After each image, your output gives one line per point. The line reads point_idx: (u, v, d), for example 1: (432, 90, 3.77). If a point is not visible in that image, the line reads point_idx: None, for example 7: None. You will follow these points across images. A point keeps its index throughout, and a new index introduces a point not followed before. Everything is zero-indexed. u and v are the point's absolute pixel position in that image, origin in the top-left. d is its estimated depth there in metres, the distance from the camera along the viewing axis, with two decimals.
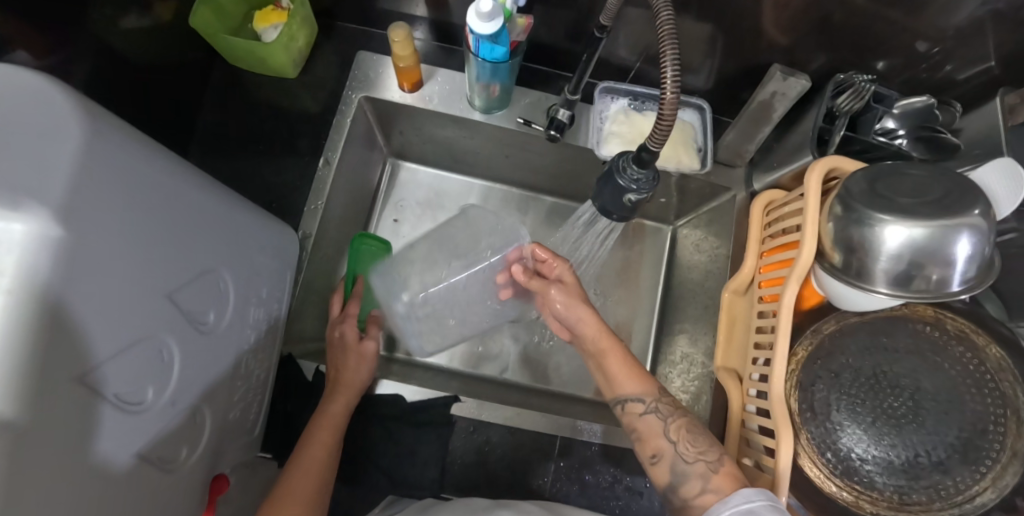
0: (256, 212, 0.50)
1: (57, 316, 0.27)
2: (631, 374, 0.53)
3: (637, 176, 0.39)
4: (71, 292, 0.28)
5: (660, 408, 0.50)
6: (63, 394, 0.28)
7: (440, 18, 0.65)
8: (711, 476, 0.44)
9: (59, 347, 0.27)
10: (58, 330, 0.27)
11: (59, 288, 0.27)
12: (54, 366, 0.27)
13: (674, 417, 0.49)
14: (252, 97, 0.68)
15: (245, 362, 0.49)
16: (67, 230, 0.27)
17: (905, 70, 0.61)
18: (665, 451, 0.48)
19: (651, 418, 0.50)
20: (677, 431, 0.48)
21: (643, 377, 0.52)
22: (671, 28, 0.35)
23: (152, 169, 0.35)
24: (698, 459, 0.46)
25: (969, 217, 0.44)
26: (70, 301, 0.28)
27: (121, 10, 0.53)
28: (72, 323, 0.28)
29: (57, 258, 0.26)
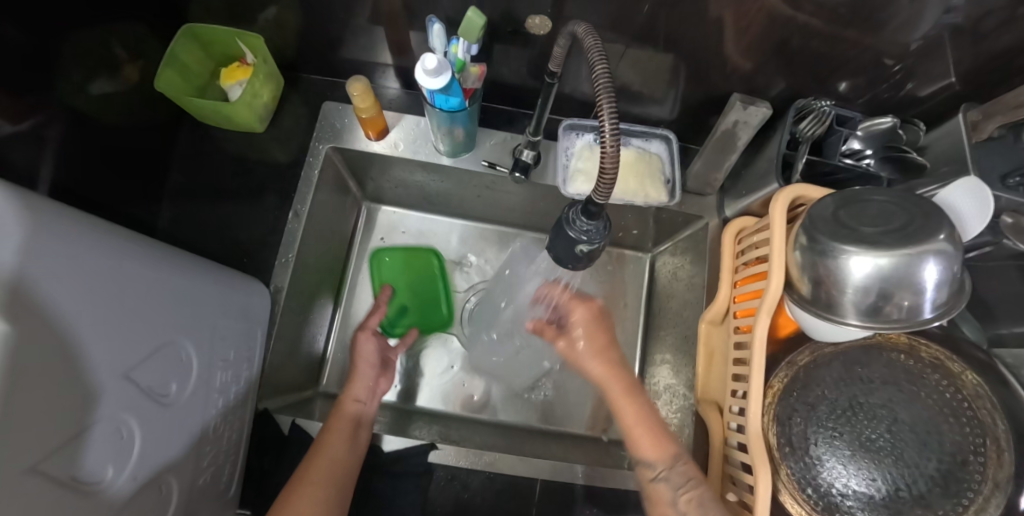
0: (216, 275, 0.51)
1: (12, 412, 0.26)
2: (648, 436, 0.51)
3: (588, 227, 0.40)
4: (26, 384, 0.27)
5: (671, 478, 0.49)
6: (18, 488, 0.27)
7: (404, 64, 0.66)
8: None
9: (14, 441, 0.27)
10: (13, 424, 0.26)
11: (13, 382, 0.26)
12: (8, 461, 0.26)
13: (685, 490, 0.48)
14: (222, 152, 0.69)
15: (213, 425, 0.49)
16: (16, 325, 0.27)
17: (867, 90, 0.61)
18: None
19: (660, 487, 0.49)
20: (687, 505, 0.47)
21: (659, 440, 0.50)
22: (606, 83, 0.35)
23: (99, 252, 0.35)
24: None
25: (934, 242, 0.43)
26: (24, 394, 0.27)
27: (89, 75, 0.54)
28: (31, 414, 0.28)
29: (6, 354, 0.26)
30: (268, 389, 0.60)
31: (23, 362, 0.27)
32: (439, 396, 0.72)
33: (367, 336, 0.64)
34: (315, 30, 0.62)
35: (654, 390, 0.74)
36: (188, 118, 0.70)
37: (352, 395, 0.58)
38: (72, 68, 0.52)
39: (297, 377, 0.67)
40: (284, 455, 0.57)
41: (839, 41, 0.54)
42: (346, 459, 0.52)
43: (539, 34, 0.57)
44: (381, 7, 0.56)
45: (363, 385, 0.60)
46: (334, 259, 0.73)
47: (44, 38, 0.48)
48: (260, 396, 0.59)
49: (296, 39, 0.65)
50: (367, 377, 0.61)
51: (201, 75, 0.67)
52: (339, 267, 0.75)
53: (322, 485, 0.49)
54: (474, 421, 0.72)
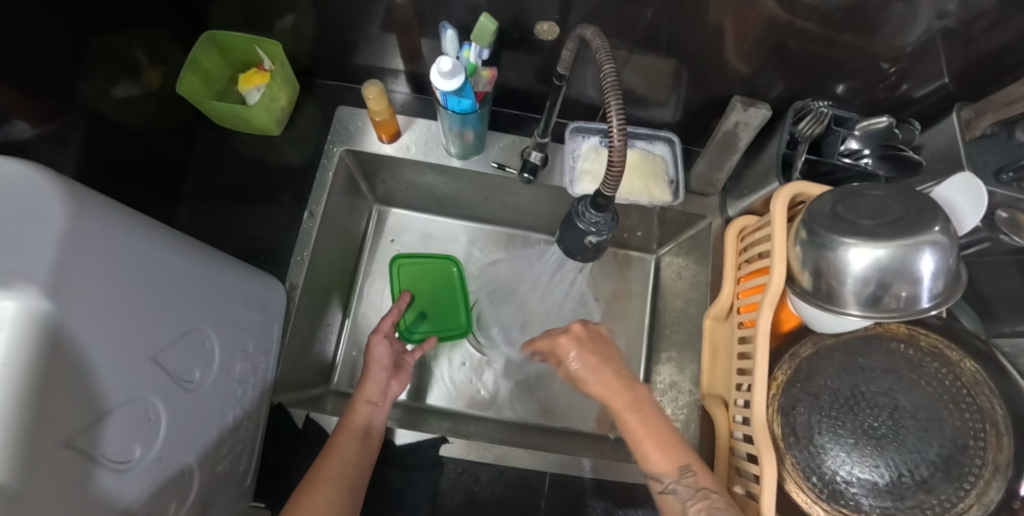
0: (238, 269, 0.53)
1: (48, 385, 0.28)
2: (656, 449, 0.49)
3: (596, 219, 0.41)
4: (62, 360, 0.29)
5: (678, 489, 0.48)
6: (54, 458, 0.29)
7: (416, 70, 0.69)
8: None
9: (51, 413, 0.28)
10: (50, 396, 0.28)
11: (50, 356, 0.28)
12: (46, 432, 0.28)
13: (693, 502, 0.47)
14: (238, 155, 0.72)
15: (231, 416, 0.50)
16: (55, 303, 0.29)
17: (864, 92, 0.63)
18: None
19: (670, 499, 0.48)
20: None
21: (667, 453, 0.49)
22: (613, 82, 0.37)
23: (133, 240, 0.37)
24: None
25: (928, 234, 0.45)
26: (61, 369, 0.29)
27: (113, 80, 0.57)
28: (66, 389, 0.30)
29: (45, 329, 0.28)
30: (282, 385, 0.62)
31: (60, 338, 0.29)
32: (450, 394, 0.74)
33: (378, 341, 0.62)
34: (331, 37, 0.65)
35: (660, 387, 0.75)
36: (206, 123, 0.73)
37: (363, 397, 0.59)
38: (96, 73, 0.54)
39: (309, 373, 0.68)
40: (298, 449, 0.58)
41: (835, 44, 0.56)
42: (356, 460, 0.52)
43: (547, 39, 0.59)
44: (395, 14, 0.58)
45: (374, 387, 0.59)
46: (346, 259, 0.75)
47: (72, 44, 0.51)
48: (275, 390, 0.60)
49: (312, 46, 0.67)
50: (379, 379, 0.60)
51: (219, 80, 0.70)
52: (350, 268, 0.77)
53: (332, 483, 0.50)
54: (483, 418, 0.73)
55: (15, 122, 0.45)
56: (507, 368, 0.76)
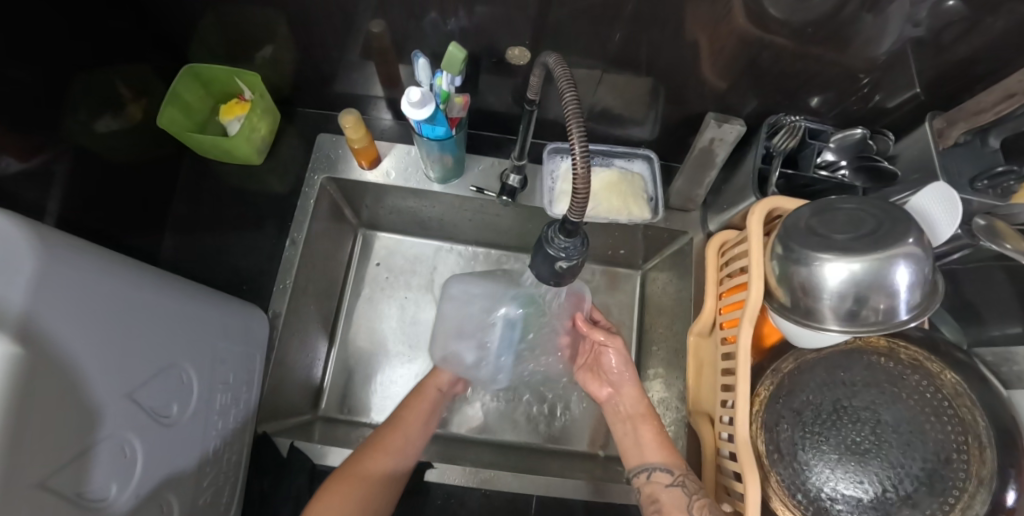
0: (217, 301, 0.53)
1: (24, 427, 0.28)
2: (659, 445, 0.56)
3: (565, 245, 0.42)
4: (35, 401, 0.29)
5: (685, 484, 0.51)
6: (27, 502, 0.29)
7: (395, 95, 0.70)
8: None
9: (25, 456, 0.28)
10: (26, 438, 0.28)
11: (23, 399, 0.28)
12: (20, 476, 0.28)
13: (698, 495, 0.50)
14: (222, 184, 0.72)
15: (213, 448, 0.50)
16: (27, 346, 0.29)
17: (838, 104, 0.64)
18: None
19: (675, 491, 0.51)
20: (699, 508, 0.49)
21: (669, 451, 0.55)
22: (575, 109, 0.38)
23: (106, 279, 0.38)
24: None
25: (902, 246, 0.45)
26: (35, 413, 0.29)
27: (96, 114, 0.58)
28: (40, 432, 0.30)
29: (19, 373, 0.28)
30: (266, 414, 0.61)
31: (33, 381, 0.29)
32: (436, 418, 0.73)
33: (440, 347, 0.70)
34: (310, 65, 0.66)
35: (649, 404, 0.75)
36: (190, 155, 0.74)
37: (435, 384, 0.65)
38: (79, 107, 0.55)
39: (296, 401, 0.68)
40: (281, 479, 0.58)
41: (806, 58, 0.56)
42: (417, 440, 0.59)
43: (520, 64, 0.60)
44: (371, 42, 0.59)
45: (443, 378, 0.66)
46: (331, 285, 0.75)
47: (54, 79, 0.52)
48: (260, 419, 0.60)
49: (292, 75, 0.68)
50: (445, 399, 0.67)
51: (201, 111, 0.71)
52: (337, 293, 0.77)
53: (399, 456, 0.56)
54: (472, 441, 0.72)
55: None
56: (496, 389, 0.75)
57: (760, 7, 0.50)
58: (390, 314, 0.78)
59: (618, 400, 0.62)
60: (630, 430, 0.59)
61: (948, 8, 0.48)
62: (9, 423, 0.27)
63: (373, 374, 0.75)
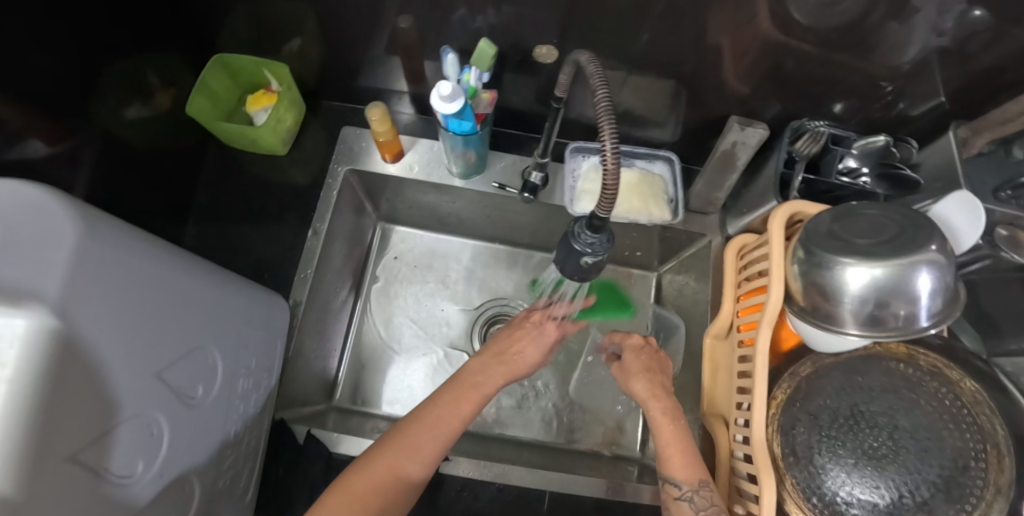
0: (241, 286, 0.54)
1: (59, 399, 0.28)
2: (680, 459, 0.53)
3: (591, 240, 0.42)
4: (70, 375, 0.30)
5: (693, 499, 0.50)
6: (58, 474, 0.29)
7: (419, 91, 0.71)
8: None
9: (60, 427, 0.29)
10: (61, 410, 0.29)
11: (58, 372, 0.28)
12: (53, 447, 0.28)
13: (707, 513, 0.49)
14: (246, 174, 0.74)
15: (234, 432, 0.51)
16: (64, 319, 0.29)
17: (861, 111, 0.63)
18: None
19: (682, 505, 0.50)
20: None
21: (686, 462, 0.52)
22: (606, 107, 0.38)
23: (139, 260, 0.38)
24: None
25: (925, 253, 0.45)
26: (68, 385, 0.29)
27: (124, 101, 0.59)
28: (73, 405, 0.30)
29: (54, 344, 0.28)
30: (284, 401, 0.62)
31: (68, 355, 0.29)
32: None
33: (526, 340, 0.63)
34: (336, 58, 0.66)
35: None
36: (215, 144, 0.75)
37: (484, 383, 0.59)
38: (108, 94, 0.56)
39: (312, 390, 0.69)
40: (298, 466, 0.59)
41: (831, 64, 0.56)
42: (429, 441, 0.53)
43: (546, 62, 0.60)
44: (398, 37, 0.60)
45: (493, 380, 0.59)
46: (350, 276, 0.76)
47: (86, 66, 0.52)
48: (277, 406, 0.61)
49: (318, 69, 0.69)
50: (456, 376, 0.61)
51: (228, 102, 0.72)
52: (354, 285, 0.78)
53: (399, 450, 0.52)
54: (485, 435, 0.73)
55: (27, 140, 0.46)
56: (511, 384, 0.76)
57: (785, 12, 0.50)
58: (405, 308, 0.78)
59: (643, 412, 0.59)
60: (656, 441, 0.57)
61: (974, 18, 0.48)
62: (42, 394, 0.27)
63: (388, 366, 0.76)
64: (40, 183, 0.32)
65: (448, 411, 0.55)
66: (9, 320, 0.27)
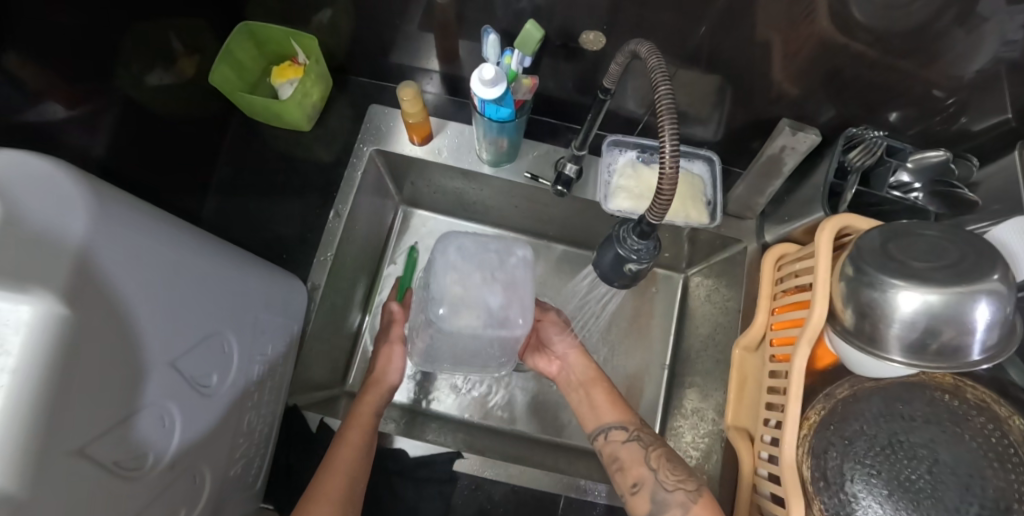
0: (260, 269, 0.52)
1: (63, 390, 0.27)
2: (611, 405, 0.59)
3: (638, 246, 0.40)
4: (79, 365, 0.28)
5: (641, 437, 0.56)
6: (61, 469, 0.27)
7: (452, 71, 0.67)
8: (690, 506, 0.49)
9: (64, 419, 0.27)
10: (65, 401, 0.27)
11: (65, 363, 0.26)
12: (55, 441, 0.27)
13: (653, 447, 0.55)
14: (267, 149, 0.71)
15: (248, 419, 0.49)
16: (73, 306, 0.27)
17: (919, 122, 0.60)
18: (646, 478, 0.52)
19: (632, 446, 0.55)
20: (657, 459, 0.53)
21: (623, 408, 0.59)
22: (668, 103, 0.35)
23: (154, 241, 0.36)
24: (676, 487, 0.51)
25: (987, 282, 0.42)
26: (76, 375, 0.27)
27: (147, 67, 0.56)
28: (78, 397, 0.28)
29: (63, 333, 0.26)
30: (297, 385, 0.61)
31: (77, 344, 0.27)
32: (461, 399, 0.72)
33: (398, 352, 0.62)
34: (367, 32, 0.63)
35: (680, 411, 0.73)
36: (238, 116, 0.72)
37: (370, 407, 0.57)
38: (131, 58, 0.54)
39: (327, 374, 0.67)
40: (310, 453, 0.58)
41: (894, 72, 0.53)
42: (357, 476, 0.50)
43: (591, 49, 0.57)
44: (434, 13, 0.56)
45: (376, 401, 0.58)
46: (369, 259, 0.74)
47: (110, 27, 0.50)
48: (290, 391, 0.60)
49: (348, 42, 0.66)
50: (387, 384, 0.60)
51: (252, 72, 0.69)
52: (373, 268, 0.76)
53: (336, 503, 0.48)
54: (498, 430, 0.71)
55: (44, 102, 0.44)
56: (527, 379, 0.74)
57: (854, 12, 0.46)
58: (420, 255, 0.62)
59: (568, 370, 0.64)
60: (580, 396, 0.62)
61: None
62: (44, 389, 0.25)
63: None
64: (49, 155, 0.29)
65: (353, 444, 0.52)
66: (14, 306, 0.25)
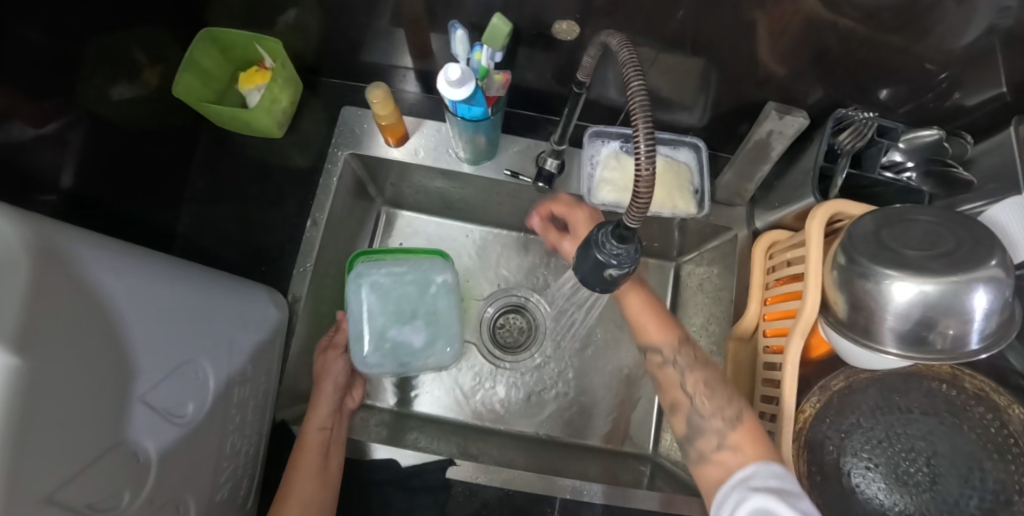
0: (229, 289, 0.51)
1: (25, 441, 0.25)
2: (659, 324, 0.54)
3: (617, 251, 0.38)
4: (39, 413, 0.26)
5: (678, 361, 0.51)
6: None
7: (426, 66, 0.65)
8: (727, 432, 0.46)
9: (29, 471, 0.26)
10: (28, 452, 0.25)
11: (25, 413, 0.25)
12: (23, 495, 0.25)
13: (692, 370, 0.50)
14: (241, 158, 0.69)
15: (231, 442, 0.48)
16: (28, 354, 0.25)
17: (911, 99, 0.57)
18: (682, 404, 0.49)
19: (670, 370, 0.51)
20: (694, 384, 0.49)
21: (669, 327, 0.53)
22: (640, 97, 0.33)
23: (106, 275, 0.34)
24: (714, 414, 0.47)
25: (984, 269, 0.40)
26: (37, 424, 0.26)
27: (110, 80, 0.54)
28: (42, 446, 0.27)
29: (22, 383, 0.25)
30: (284, 400, 0.60)
31: (35, 392, 0.26)
32: (456, 401, 0.71)
33: (337, 356, 0.62)
34: (335, 31, 0.61)
35: None
36: (208, 124, 0.70)
37: (315, 423, 0.56)
38: (94, 74, 0.51)
39: None
40: None
41: (885, 49, 0.50)
42: (317, 498, 0.50)
43: (566, 39, 0.55)
44: (403, 9, 0.54)
45: (324, 414, 0.57)
46: None
47: (69, 42, 0.47)
48: (277, 407, 0.59)
49: (316, 42, 0.64)
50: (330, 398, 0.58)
51: (220, 79, 0.67)
52: None
53: None
54: (493, 432, 0.70)
55: (10, 123, 0.42)
56: (520, 378, 0.73)
57: None
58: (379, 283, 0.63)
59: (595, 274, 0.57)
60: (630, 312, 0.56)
61: None
62: (3, 447, 0.24)
63: None
64: None
65: (308, 467, 0.51)
66: None
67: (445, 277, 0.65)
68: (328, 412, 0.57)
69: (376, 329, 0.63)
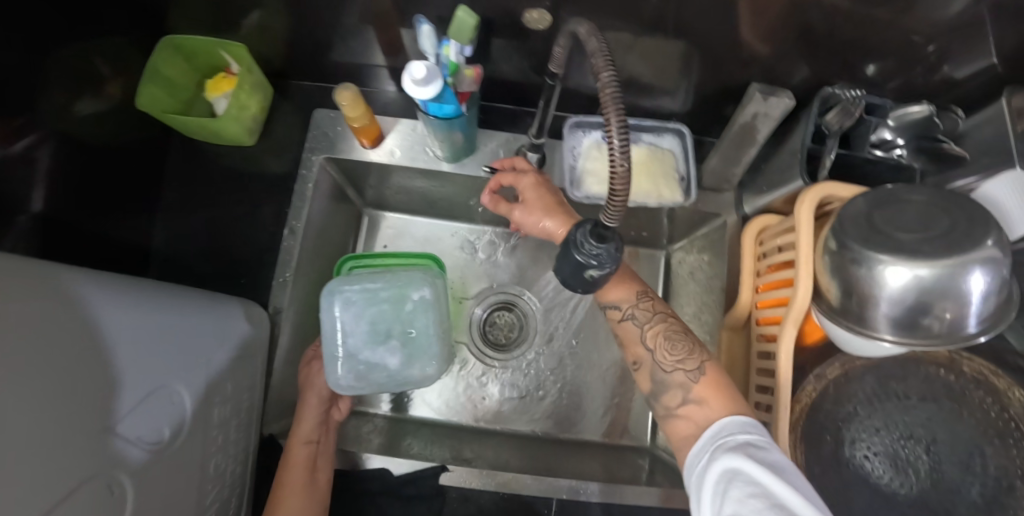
0: (200, 308, 0.49)
1: None
2: (615, 279, 0.50)
3: (596, 251, 0.36)
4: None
5: (636, 314, 0.48)
6: None
7: (398, 63, 0.63)
8: (691, 386, 0.43)
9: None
10: None
11: None
12: None
13: (651, 324, 0.47)
14: (214, 166, 0.67)
15: (214, 462, 0.47)
16: None
17: (900, 74, 0.55)
18: (644, 360, 0.46)
19: (628, 325, 0.48)
20: (654, 338, 0.46)
21: (625, 281, 0.50)
22: (612, 90, 0.31)
23: (54, 307, 0.33)
24: (676, 368, 0.44)
25: (981, 249, 0.39)
26: None
27: (73, 95, 0.52)
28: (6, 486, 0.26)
29: None
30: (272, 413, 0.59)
31: None
32: (448, 403, 0.70)
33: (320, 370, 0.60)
34: (302, 32, 0.59)
35: None
36: (179, 134, 0.68)
37: (301, 437, 0.54)
38: (56, 90, 0.50)
39: None
40: None
41: (871, 23, 0.48)
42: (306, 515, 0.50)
43: (539, 28, 0.53)
44: (370, 6, 0.52)
45: (308, 427, 0.55)
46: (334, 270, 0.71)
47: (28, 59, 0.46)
48: (264, 421, 0.58)
49: (283, 44, 0.61)
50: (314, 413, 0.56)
51: (187, 86, 0.64)
52: None
53: None
54: (487, 432, 0.70)
55: None
56: (513, 376, 0.72)
57: None
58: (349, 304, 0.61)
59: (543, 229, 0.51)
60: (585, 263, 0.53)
61: None
62: None
63: None
64: None
65: (294, 483, 0.51)
66: None
67: (423, 293, 0.63)
68: (313, 423, 0.56)
69: (349, 351, 0.59)
